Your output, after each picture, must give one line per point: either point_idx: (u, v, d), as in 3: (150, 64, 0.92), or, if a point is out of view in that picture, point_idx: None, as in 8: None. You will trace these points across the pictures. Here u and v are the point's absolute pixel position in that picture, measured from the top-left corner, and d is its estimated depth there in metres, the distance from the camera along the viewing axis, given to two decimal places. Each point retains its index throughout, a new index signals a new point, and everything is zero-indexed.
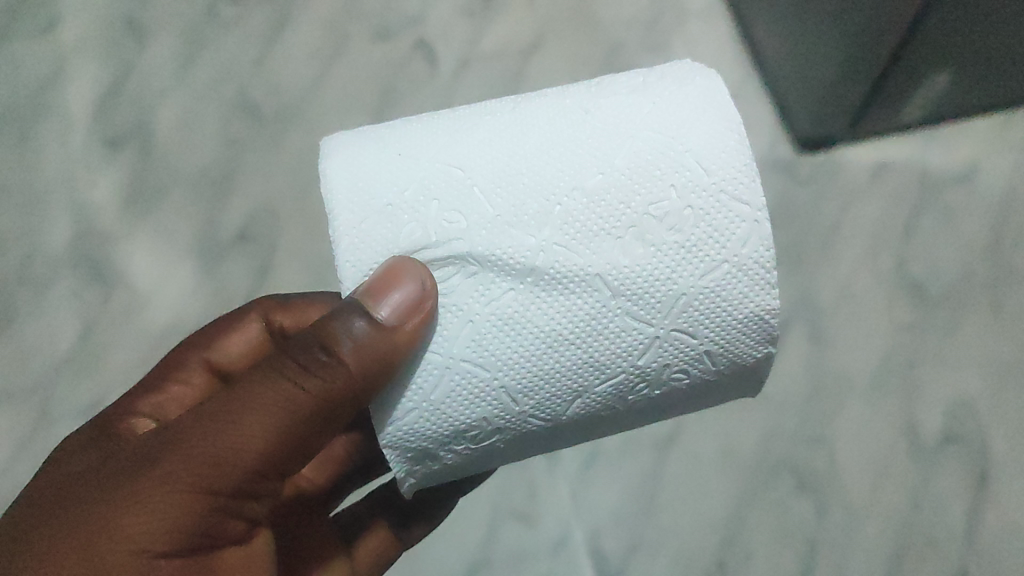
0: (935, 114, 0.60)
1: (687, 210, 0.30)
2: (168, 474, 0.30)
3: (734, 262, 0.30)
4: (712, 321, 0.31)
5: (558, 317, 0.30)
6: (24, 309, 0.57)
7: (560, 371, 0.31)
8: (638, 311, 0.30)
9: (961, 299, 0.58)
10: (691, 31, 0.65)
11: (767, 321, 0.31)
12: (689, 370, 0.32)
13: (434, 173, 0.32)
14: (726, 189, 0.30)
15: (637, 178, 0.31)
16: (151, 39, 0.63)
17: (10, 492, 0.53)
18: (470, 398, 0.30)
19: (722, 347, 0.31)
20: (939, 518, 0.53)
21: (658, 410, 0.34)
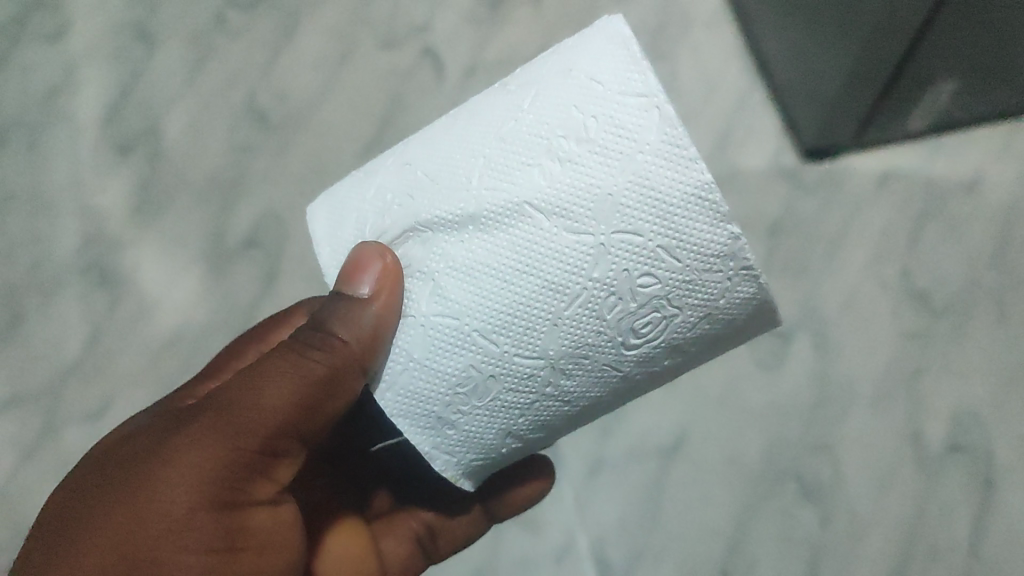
0: (939, 122, 0.60)
1: (593, 117, 0.30)
2: (200, 432, 0.33)
3: (648, 150, 0.28)
4: (648, 213, 0.29)
5: (505, 253, 0.31)
6: (32, 314, 0.57)
7: (522, 302, 0.31)
8: (573, 226, 0.30)
9: (967, 307, 0.58)
10: (696, 40, 0.65)
11: (707, 195, 0.28)
12: (656, 274, 0.29)
13: (386, 174, 0.35)
14: (621, 84, 0.29)
15: (553, 104, 0.31)
16: (160, 46, 0.63)
17: (21, 498, 0.54)
18: (448, 346, 0.32)
19: (676, 238, 0.29)
20: (944, 528, 0.53)
21: (670, 332, 0.31)
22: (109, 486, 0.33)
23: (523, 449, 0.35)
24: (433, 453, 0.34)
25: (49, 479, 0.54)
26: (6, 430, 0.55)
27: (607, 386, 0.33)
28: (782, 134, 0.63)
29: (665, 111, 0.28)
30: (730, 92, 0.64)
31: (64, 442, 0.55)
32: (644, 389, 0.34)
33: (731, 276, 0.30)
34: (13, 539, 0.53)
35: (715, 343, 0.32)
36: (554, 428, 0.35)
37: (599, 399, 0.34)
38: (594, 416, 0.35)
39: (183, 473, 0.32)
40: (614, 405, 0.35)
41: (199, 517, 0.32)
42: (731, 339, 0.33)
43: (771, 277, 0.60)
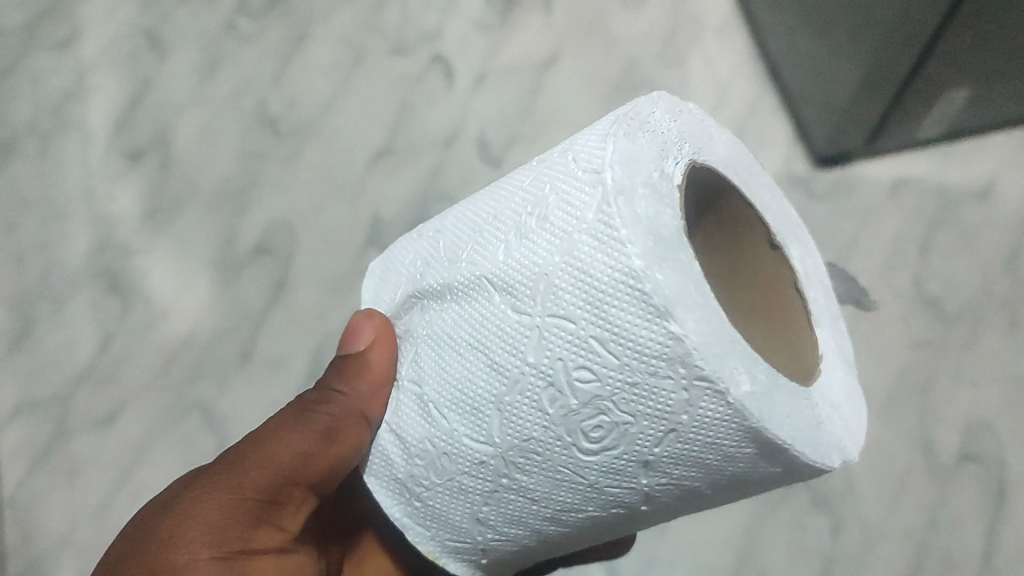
0: (949, 132, 0.61)
1: (554, 193, 0.28)
2: (209, 485, 0.33)
3: (584, 230, 0.26)
4: (581, 298, 0.26)
5: (465, 327, 0.30)
6: (43, 321, 0.57)
7: (476, 381, 0.29)
8: (515, 304, 0.28)
9: (978, 314, 0.58)
10: (707, 46, 0.65)
11: (634, 285, 0.24)
12: (593, 369, 0.26)
13: (421, 237, 0.36)
14: (584, 163, 0.27)
15: (538, 180, 0.29)
16: (172, 54, 0.64)
17: (31, 504, 0.53)
18: (418, 416, 0.32)
19: (607, 330, 0.25)
20: (958, 537, 0.53)
21: (627, 444, 0.26)
22: (124, 542, 0.32)
23: (517, 546, 0.33)
24: (406, 523, 0.34)
25: (60, 487, 0.53)
26: (16, 437, 0.54)
27: (578, 494, 0.29)
28: (794, 141, 0.63)
29: (607, 191, 0.25)
30: (741, 98, 0.64)
31: (74, 449, 0.54)
32: (642, 510, 0.29)
33: (682, 385, 0.25)
34: (22, 547, 0.52)
35: (702, 467, 0.27)
36: (536, 530, 0.31)
37: (576, 509, 0.30)
38: (592, 528, 0.31)
39: (191, 520, 0.32)
40: (617, 522, 0.31)
41: (205, 566, 0.31)
42: (726, 469, 0.27)
43: None
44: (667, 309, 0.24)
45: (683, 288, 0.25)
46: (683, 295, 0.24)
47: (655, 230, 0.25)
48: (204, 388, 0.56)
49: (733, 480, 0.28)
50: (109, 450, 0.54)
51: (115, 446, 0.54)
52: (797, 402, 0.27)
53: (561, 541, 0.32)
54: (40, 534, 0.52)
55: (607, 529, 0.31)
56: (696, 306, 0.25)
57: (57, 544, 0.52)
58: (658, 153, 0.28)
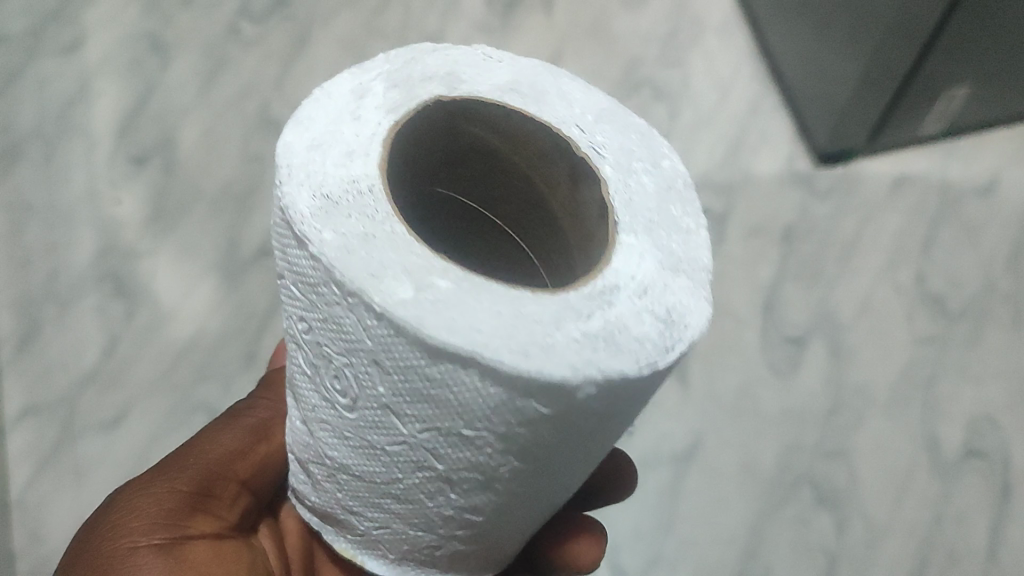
0: (951, 128, 0.62)
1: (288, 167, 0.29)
2: (145, 483, 0.34)
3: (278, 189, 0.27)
4: (283, 258, 0.26)
5: None
6: (49, 326, 0.57)
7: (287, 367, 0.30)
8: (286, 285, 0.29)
9: (983, 311, 0.58)
10: (707, 46, 0.66)
11: (286, 220, 0.25)
12: (305, 318, 0.26)
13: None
14: None
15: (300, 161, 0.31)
16: (175, 58, 0.64)
17: (37, 507, 0.53)
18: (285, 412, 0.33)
19: (297, 275, 0.25)
20: (962, 533, 0.53)
21: (360, 390, 0.25)
22: (75, 547, 0.33)
23: (406, 537, 0.30)
24: (321, 524, 0.34)
25: (66, 489, 0.54)
26: (22, 441, 0.55)
27: (370, 458, 0.27)
28: (795, 138, 0.63)
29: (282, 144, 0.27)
30: (743, 97, 0.64)
31: (80, 453, 0.54)
32: (448, 477, 0.26)
33: (347, 306, 0.23)
34: (30, 548, 0.52)
35: (430, 403, 0.24)
36: (391, 512, 0.29)
37: (390, 480, 0.27)
38: (433, 506, 0.28)
39: (133, 514, 0.33)
40: (445, 497, 0.27)
41: (146, 551, 0.32)
42: (454, 403, 0.23)
43: (789, 279, 0.59)
44: (301, 230, 0.24)
45: (331, 210, 0.24)
46: (327, 215, 0.24)
47: (312, 171, 0.26)
48: (211, 392, 0.56)
49: (483, 417, 0.23)
50: (114, 453, 0.54)
51: (122, 449, 0.54)
52: (521, 312, 0.23)
53: (438, 529, 0.29)
54: (47, 535, 0.52)
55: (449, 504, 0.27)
56: (344, 227, 0.24)
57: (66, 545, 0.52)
58: (359, 82, 0.29)
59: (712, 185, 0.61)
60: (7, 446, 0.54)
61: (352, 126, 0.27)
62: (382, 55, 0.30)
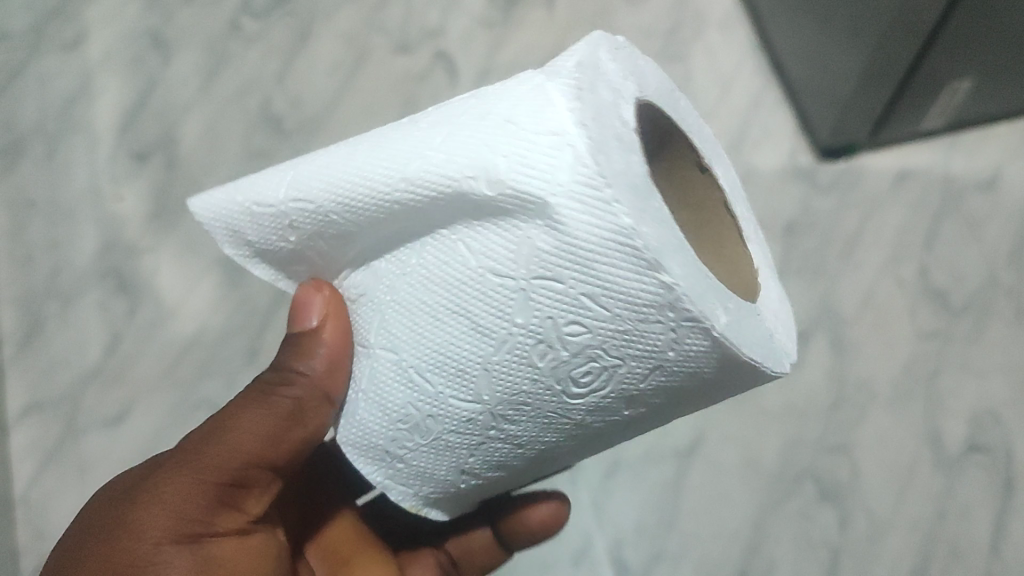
0: (951, 123, 0.61)
1: (506, 150, 0.24)
2: (168, 472, 0.32)
3: (558, 194, 0.24)
4: (566, 259, 0.24)
5: (435, 289, 0.28)
6: (51, 322, 0.57)
7: (458, 345, 0.28)
8: (495, 264, 0.26)
9: (985, 306, 0.58)
10: (709, 40, 0.65)
11: (627, 242, 0.23)
12: (584, 322, 0.25)
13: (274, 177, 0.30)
14: (532, 119, 0.24)
15: (467, 131, 0.26)
16: (176, 55, 0.64)
17: (41, 504, 0.54)
18: (398, 380, 0.30)
19: (601, 287, 0.24)
20: (965, 526, 0.53)
21: (615, 384, 0.27)
22: (91, 524, 0.32)
23: (488, 484, 0.33)
24: (387, 484, 0.33)
25: (70, 486, 0.54)
26: (27, 438, 0.55)
27: (563, 432, 0.30)
28: (797, 133, 0.62)
29: (579, 145, 0.23)
30: (745, 92, 0.63)
31: (83, 449, 0.55)
32: (613, 436, 0.31)
33: (675, 328, 0.25)
34: (34, 545, 0.53)
35: (675, 395, 0.28)
36: (514, 467, 0.32)
37: (557, 445, 0.31)
38: (562, 457, 0.32)
39: (154, 508, 0.31)
40: (585, 449, 0.32)
41: (168, 551, 0.31)
42: (702, 390, 0.28)
43: (790, 274, 0.59)
44: (660, 263, 0.23)
45: (663, 225, 0.24)
46: (669, 241, 0.24)
47: (635, 184, 0.24)
48: (212, 388, 0.56)
49: (697, 401, 0.29)
50: (118, 449, 0.55)
51: (125, 446, 0.55)
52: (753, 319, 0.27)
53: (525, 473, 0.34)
54: (51, 532, 0.53)
55: (577, 450, 0.32)
56: (678, 252, 0.24)
57: None
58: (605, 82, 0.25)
59: None
60: (11, 443, 0.55)
61: (627, 138, 0.24)
62: (596, 46, 0.26)
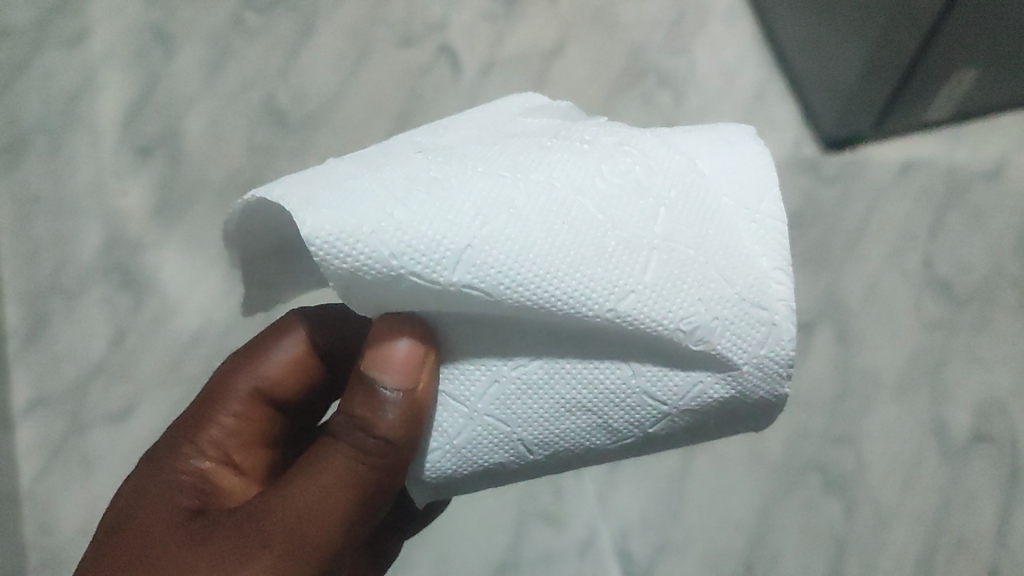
0: (956, 111, 0.60)
1: (720, 318, 0.27)
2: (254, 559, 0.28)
3: (752, 364, 0.27)
4: (717, 407, 0.28)
5: (579, 383, 0.28)
6: (57, 317, 0.57)
7: (577, 435, 0.29)
8: (653, 384, 0.28)
9: (991, 296, 0.58)
10: (713, 31, 0.65)
11: (776, 404, 0.28)
12: (692, 435, 0.30)
13: (437, 245, 0.25)
14: (750, 288, 0.27)
15: (688, 275, 0.27)
16: (179, 50, 0.64)
17: (48, 499, 0.54)
18: (495, 450, 0.28)
19: (727, 420, 0.29)
20: (970, 517, 0.53)
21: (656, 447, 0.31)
22: None
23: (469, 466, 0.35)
24: (422, 497, 0.31)
25: (78, 480, 0.55)
26: (33, 433, 0.55)
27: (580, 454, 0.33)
28: (801, 123, 0.62)
29: (787, 333, 0.27)
30: (749, 82, 0.63)
31: (90, 445, 0.55)
32: None
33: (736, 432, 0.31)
34: (40, 539, 0.53)
35: None
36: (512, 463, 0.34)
37: None
38: None
39: None
40: None
41: None
42: None
43: (794, 266, 0.59)
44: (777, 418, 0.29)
45: None
46: None
47: None
48: None
49: None
50: (126, 443, 0.55)
51: (132, 440, 0.55)
52: None
53: None
54: (59, 526, 0.54)
55: None
56: None
57: (77, 536, 0.53)
58: None
59: None
60: (17, 438, 0.55)
61: None
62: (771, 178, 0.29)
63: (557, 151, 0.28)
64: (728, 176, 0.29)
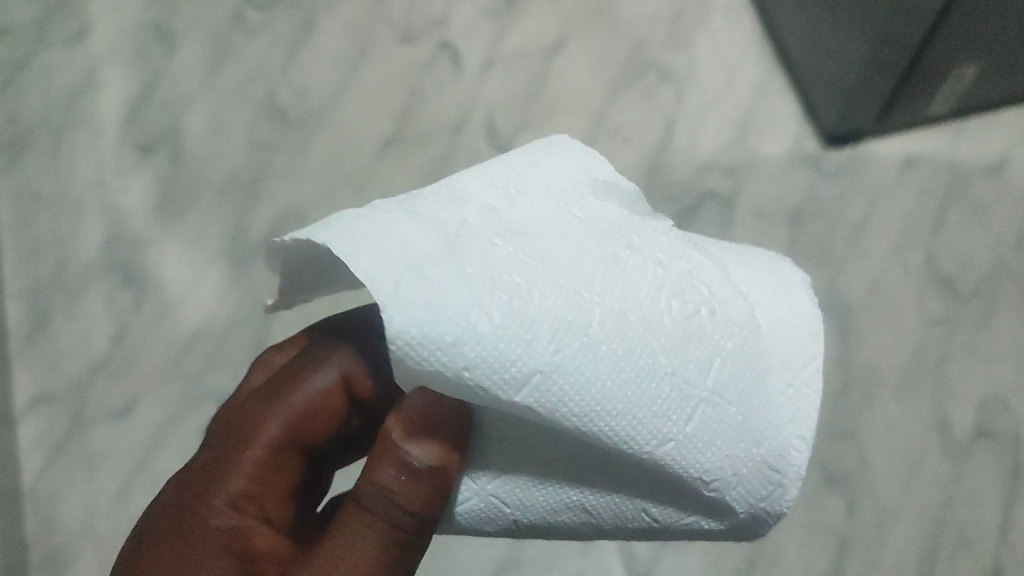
0: (958, 107, 0.60)
1: (744, 472, 0.28)
2: None
3: (753, 515, 0.29)
4: (704, 535, 0.30)
5: (589, 486, 0.29)
6: (59, 314, 0.57)
7: (569, 526, 0.30)
8: (654, 507, 0.29)
9: (993, 292, 0.58)
10: (714, 27, 0.64)
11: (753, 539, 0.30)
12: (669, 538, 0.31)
13: (509, 367, 0.25)
14: (777, 456, 0.28)
15: (727, 429, 0.27)
16: (179, 47, 0.64)
17: (50, 496, 0.54)
18: (495, 523, 0.30)
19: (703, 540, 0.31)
20: (973, 513, 0.53)
21: None
22: None
23: None
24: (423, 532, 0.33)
25: (80, 478, 0.55)
26: (34, 430, 0.55)
27: None
28: (803, 119, 0.62)
29: (790, 495, 0.28)
30: (750, 79, 0.63)
31: (92, 442, 0.55)
32: None
33: None
34: (43, 537, 0.53)
35: None
36: None
37: None
38: None
39: None
40: None
41: None
42: None
43: (796, 262, 0.59)
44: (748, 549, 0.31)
45: None
46: None
47: None
48: (220, 378, 0.56)
49: None
50: (129, 440, 0.55)
51: (134, 437, 0.55)
52: None
53: None
54: (60, 523, 0.54)
55: None
56: None
57: (79, 533, 0.54)
58: None
59: (719, 167, 0.61)
60: (18, 435, 0.55)
61: None
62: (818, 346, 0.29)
63: (630, 276, 0.28)
64: (790, 338, 0.29)
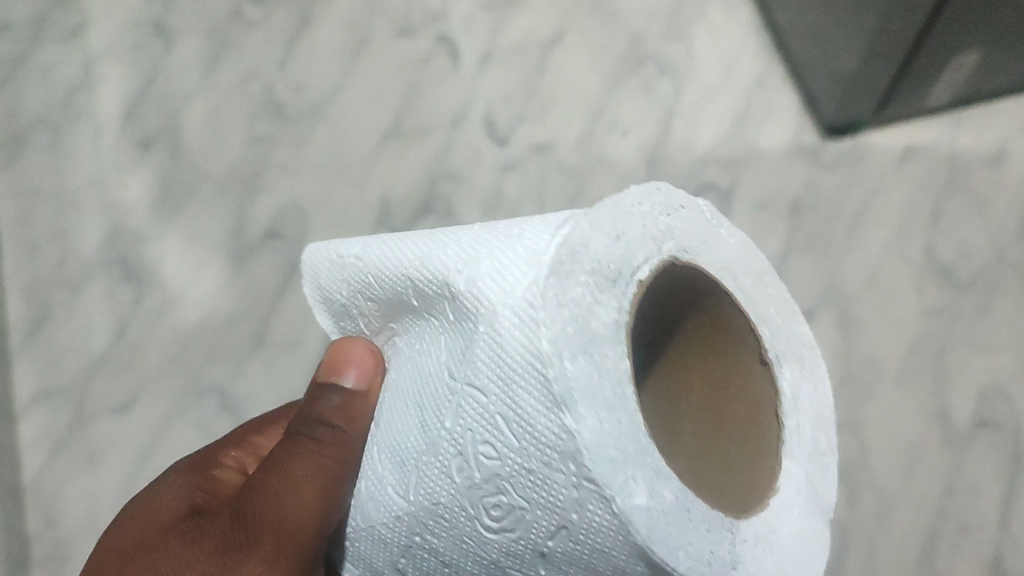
0: (958, 97, 0.59)
1: (491, 261, 0.29)
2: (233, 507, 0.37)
3: (508, 305, 0.28)
4: (490, 370, 0.28)
5: (411, 378, 0.33)
6: (59, 309, 0.58)
7: (408, 435, 0.32)
8: (450, 362, 0.30)
9: (992, 282, 0.58)
10: (713, 19, 0.64)
11: (541, 370, 0.27)
12: (495, 446, 0.28)
13: (357, 244, 0.37)
14: (526, 239, 0.29)
15: (488, 238, 0.31)
16: (177, 42, 0.64)
17: (53, 491, 0.55)
18: (368, 452, 0.35)
19: (509, 406, 0.27)
20: (974, 503, 0.53)
21: (522, 527, 0.28)
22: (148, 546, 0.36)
23: None
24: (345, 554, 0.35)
25: (81, 472, 0.55)
26: (37, 424, 0.56)
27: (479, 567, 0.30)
28: (801, 110, 0.62)
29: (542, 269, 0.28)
30: (749, 70, 0.63)
31: (93, 437, 0.56)
32: None
33: (575, 482, 0.26)
34: (45, 532, 0.54)
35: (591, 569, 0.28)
36: None
37: None
38: None
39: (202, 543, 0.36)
40: None
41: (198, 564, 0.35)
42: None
43: (794, 253, 0.59)
44: (565, 404, 0.26)
45: (583, 356, 0.27)
46: (589, 390, 0.27)
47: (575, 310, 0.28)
48: (220, 372, 0.57)
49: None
50: (131, 435, 0.56)
51: (134, 431, 0.56)
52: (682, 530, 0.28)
53: None
54: (63, 519, 0.55)
55: None
56: (602, 406, 0.27)
57: (81, 528, 0.54)
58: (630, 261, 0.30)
59: (718, 159, 0.61)
60: (19, 431, 0.56)
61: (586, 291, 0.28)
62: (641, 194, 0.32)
63: None
64: None
